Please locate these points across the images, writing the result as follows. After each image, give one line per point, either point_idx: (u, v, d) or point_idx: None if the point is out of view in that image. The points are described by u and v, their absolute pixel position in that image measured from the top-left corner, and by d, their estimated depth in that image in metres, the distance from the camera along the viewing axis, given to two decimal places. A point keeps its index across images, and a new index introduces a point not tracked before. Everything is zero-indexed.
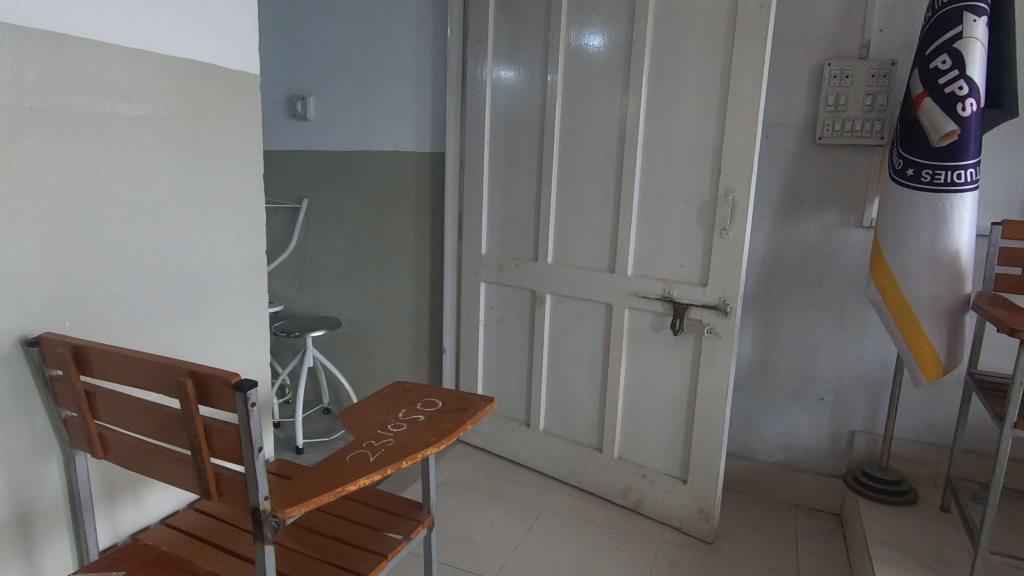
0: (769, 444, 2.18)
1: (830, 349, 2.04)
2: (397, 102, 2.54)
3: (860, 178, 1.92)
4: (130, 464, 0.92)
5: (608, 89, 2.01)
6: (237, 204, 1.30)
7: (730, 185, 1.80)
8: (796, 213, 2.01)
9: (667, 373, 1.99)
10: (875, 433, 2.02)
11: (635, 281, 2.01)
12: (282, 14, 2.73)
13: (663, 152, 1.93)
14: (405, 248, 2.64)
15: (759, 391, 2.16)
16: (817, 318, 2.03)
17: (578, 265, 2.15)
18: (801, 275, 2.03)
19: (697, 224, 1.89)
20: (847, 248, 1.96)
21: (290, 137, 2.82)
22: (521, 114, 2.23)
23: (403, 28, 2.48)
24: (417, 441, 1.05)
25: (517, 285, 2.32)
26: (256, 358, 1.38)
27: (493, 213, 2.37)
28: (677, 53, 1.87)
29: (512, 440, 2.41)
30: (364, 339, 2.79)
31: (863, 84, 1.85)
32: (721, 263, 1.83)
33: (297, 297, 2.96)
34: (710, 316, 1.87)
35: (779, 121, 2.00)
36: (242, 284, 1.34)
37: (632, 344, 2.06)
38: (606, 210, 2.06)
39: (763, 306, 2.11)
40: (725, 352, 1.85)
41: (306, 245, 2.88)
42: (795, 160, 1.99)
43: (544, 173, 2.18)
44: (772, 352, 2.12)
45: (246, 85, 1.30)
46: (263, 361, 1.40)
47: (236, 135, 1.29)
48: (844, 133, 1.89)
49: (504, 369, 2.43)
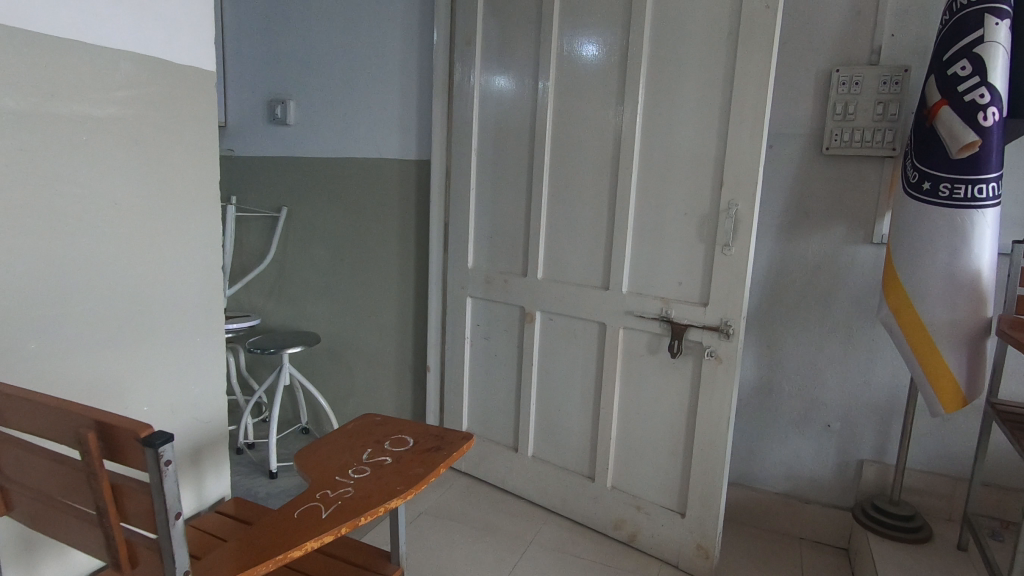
0: (771, 473, 2.05)
1: (836, 372, 1.91)
2: (381, 107, 2.41)
3: (870, 192, 1.80)
4: (33, 523, 0.78)
5: (602, 94, 1.89)
6: (191, 214, 1.17)
7: (732, 198, 1.68)
8: (801, 228, 1.89)
9: (664, 398, 1.86)
10: (885, 463, 1.90)
11: (630, 299, 1.88)
12: (261, 14, 2.61)
13: (660, 161, 1.81)
14: (388, 261, 2.51)
15: (762, 416, 2.03)
16: (823, 339, 1.91)
17: (570, 280, 2.02)
18: (806, 293, 1.91)
19: (697, 239, 1.76)
20: (856, 265, 1.84)
21: (268, 142, 2.69)
22: (510, 121, 2.10)
23: (388, 30, 2.35)
24: (380, 491, 0.91)
25: (505, 301, 2.19)
26: (209, 384, 1.25)
27: (480, 224, 2.24)
28: (677, 58, 1.75)
29: (499, 465, 2.27)
30: (346, 356, 2.66)
31: (874, 91, 1.74)
32: (723, 281, 1.71)
33: (275, 310, 2.82)
34: (711, 338, 1.74)
35: (784, 131, 1.88)
36: (196, 304, 1.21)
37: (627, 366, 1.93)
38: (599, 224, 1.94)
39: (765, 326, 1.98)
40: (726, 377, 1.72)
41: (285, 256, 2.75)
42: (801, 172, 1.87)
43: (534, 183, 2.05)
44: (774, 374, 1.99)
45: (200, 82, 1.17)
46: (217, 390, 1.27)
47: (188, 136, 1.15)
48: (853, 144, 1.78)
49: (490, 390, 2.29)
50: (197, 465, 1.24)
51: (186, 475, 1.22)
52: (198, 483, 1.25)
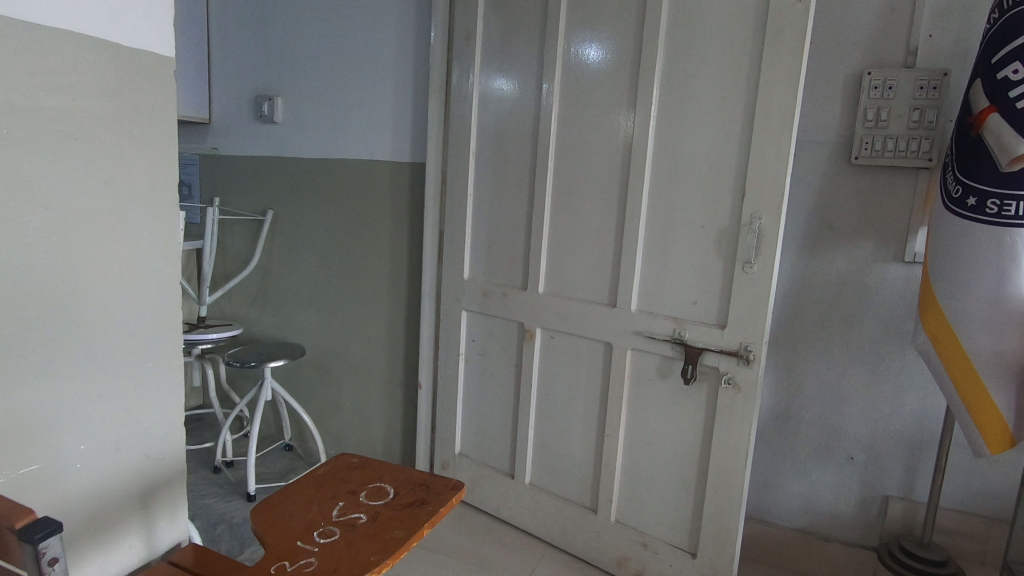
0: (787, 508, 1.89)
1: (861, 401, 1.76)
2: (373, 106, 2.26)
3: (902, 206, 1.65)
4: None
5: (612, 96, 1.74)
6: (142, 221, 1.02)
7: (755, 211, 1.53)
8: (825, 244, 1.74)
9: (675, 426, 1.71)
10: (913, 500, 1.75)
11: (639, 319, 1.73)
12: (249, 6, 2.45)
13: (674, 170, 1.66)
14: (379, 270, 2.36)
15: (778, 446, 1.88)
16: (848, 364, 1.76)
17: (573, 296, 1.87)
18: (829, 314, 1.76)
19: (715, 255, 1.61)
20: (885, 285, 1.69)
21: (254, 141, 2.54)
22: (511, 124, 1.95)
23: (383, 24, 2.20)
24: (350, 563, 0.76)
25: (503, 317, 2.03)
26: (161, 415, 1.09)
27: (477, 233, 2.08)
28: (695, 58, 1.60)
29: (494, 492, 2.12)
30: (334, 370, 2.51)
31: (909, 97, 1.59)
32: (744, 302, 1.56)
33: (259, 319, 2.66)
34: (729, 364, 1.59)
35: (808, 138, 1.74)
36: (148, 324, 1.05)
37: (634, 390, 1.77)
38: (606, 235, 1.78)
39: (784, 350, 1.83)
40: (746, 407, 1.57)
41: (270, 262, 2.59)
42: (826, 183, 1.72)
43: (537, 190, 1.90)
44: (793, 402, 1.84)
45: (155, 71, 1.01)
46: (169, 421, 1.11)
47: (139, 132, 1.00)
48: (885, 154, 1.63)
49: (485, 411, 2.13)
50: (147, 507, 1.09)
51: (92, 556, 1.00)
52: (149, 527, 1.10)
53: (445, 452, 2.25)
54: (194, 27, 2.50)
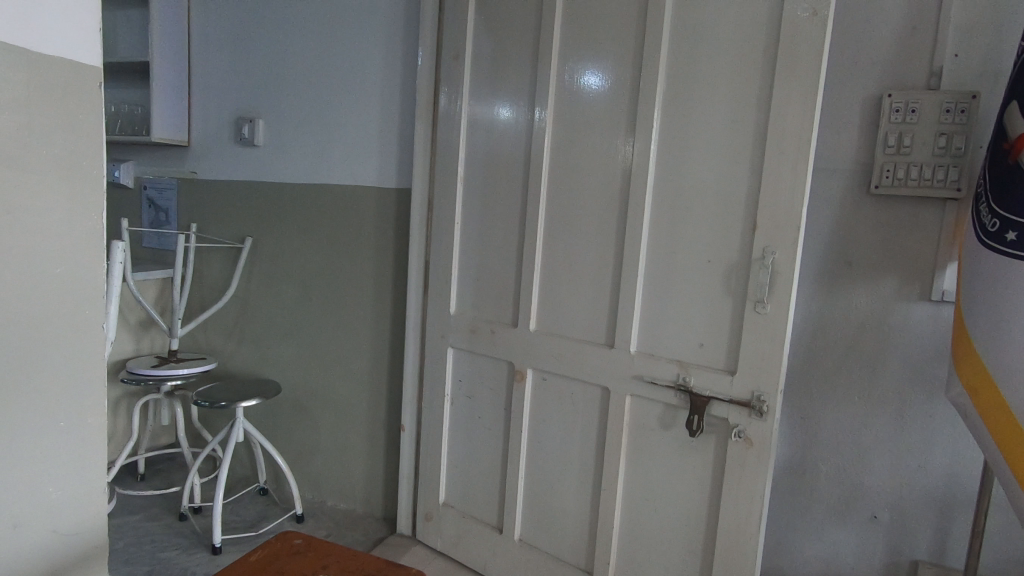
0: (803, 571, 1.70)
1: (885, 454, 1.59)
2: (359, 129, 2.14)
3: (928, 240, 1.50)
4: None
5: (610, 119, 1.61)
6: (55, 255, 0.87)
7: (768, 245, 1.38)
8: (843, 281, 1.59)
9: (681, 482, 1.54)
10: (946, 567, 1.56)
11: (640, 362, 1.58)
12: (231, 25, 2.35)
13: (677, 199, 1.52)
14: (362, 302, 2.21)
15: (793, 503, 1.70)
16: (869, 414, 1.59)
17: (568, 335, 1.71)
18: (849, 358, 1.60)
19: (723, 293, 1.46)
20: (910, 327, 1.53)
21: (233, 165, 2.41)
22: (502, 149, 1.81)
23: (370, 44, 2.09)
24: None
25: (491, 355, 1.87)
26: (65, 484, 0.93)
27: (465, 265, 1.93)
28: (701, 79, 1.47)
29: (480, 548, 1.93)
30: (314, 409, 2.35)
31: (934, 121, 1.45)
32: (756, 346, 1.40)
33: (235, 353, 2.50)
34: (739, 416, 1.43)
35: (824, 165, 1.59)
36: (58, 376, 0.89)
37: (634, 440, 1.61)
38: (604, 269, 1.63)
39: (799, 397, 1.66)
40: (759, 463, 1.41)
41: (248, 292, 2.44)
42: (844, 214, 1.58)
43: (528, 220, 1.75)
44: (810, 453, 1.67)
45: (77, 73, 0.88)
46: (78, 491, 0.94)
47: (55, 153, 0.86)
48: (908, 182, 1.48)
49: (472, 458, 1.95)
50: None
51: None
52: None
53: (428, 502, 2.06)
54: (174, 45, 2.39)
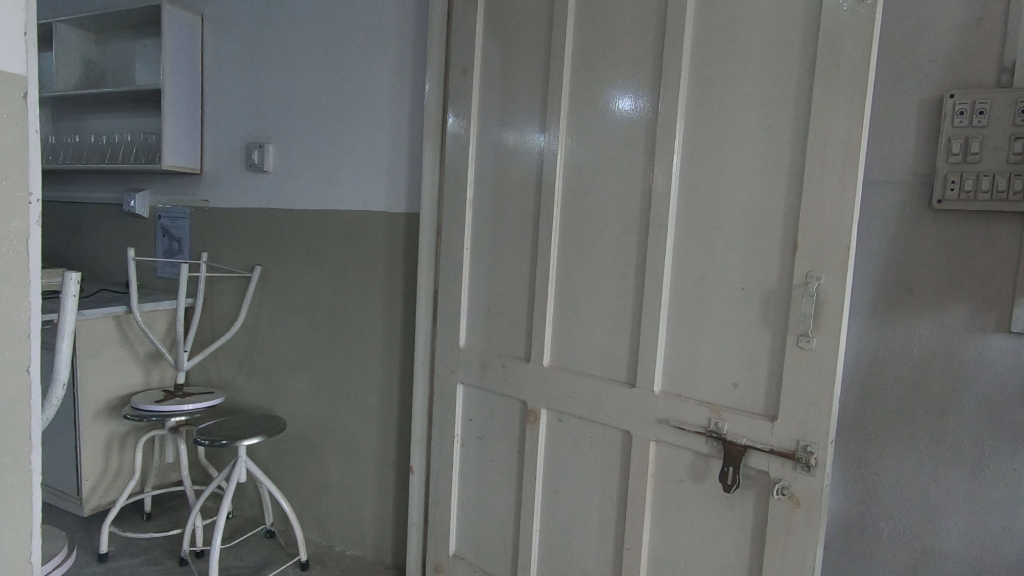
0: None
1: (962, 513, 1.35)
2: (368, 151, 2.04)
3: (1005, 262, 1.28)
4: None
5: (628, 132, 1.45)
6: None
7: (812, 269, 1.19)
8: (903, 310, 1.37)
9: (717, 543, 1.34)
10: None
11: (666, 404, 1.39)
12: (241, 50, 2.30)
13: (704, 218, 1.34)
14: (372, 333, 2.08)
15: (851, 568, 1.46)
16: (941, 466, 1.36)
17: (586, 371, 1.54)
18: (913, 401, 1.38)
19: (761, 325, 1.27)
20: (986, 364, 1.31)
21: (244, 193, 2.34)
22: (513, 167, 1.67)
23: (378, 64, 2.00)
24: None
25: (503, 393, 1.71)
26: None
27: (475, 294, 1.77)
28: (728, 83, 1.30)
29: None
30: (323, 446, 2.22)
31: (1007, 124, 1.25)
32: (801, 387, 1.21)
33: (246, 387, 2.40)
34: (782, 469, 1.23)
35: (876, 178, 1.39)
36: None
37: (662, 492, 1.41)
38: (625, 298, 1.46)
39: (856, 444, 1.44)
40: (808, 525, 1.20)
41: (258, 322, 2.35)
42: (902, 234, 1.37)
43: (541, 243, 1.60)
44: (871, 509, 1.43)
45: None
46: None
47: None
48: (979, 195, 1.27)
49: (484, 505, 1.77)
50: None
51: None
52: None
53: (438, 553, 1.89)
54: (185, 73, 2.34)
